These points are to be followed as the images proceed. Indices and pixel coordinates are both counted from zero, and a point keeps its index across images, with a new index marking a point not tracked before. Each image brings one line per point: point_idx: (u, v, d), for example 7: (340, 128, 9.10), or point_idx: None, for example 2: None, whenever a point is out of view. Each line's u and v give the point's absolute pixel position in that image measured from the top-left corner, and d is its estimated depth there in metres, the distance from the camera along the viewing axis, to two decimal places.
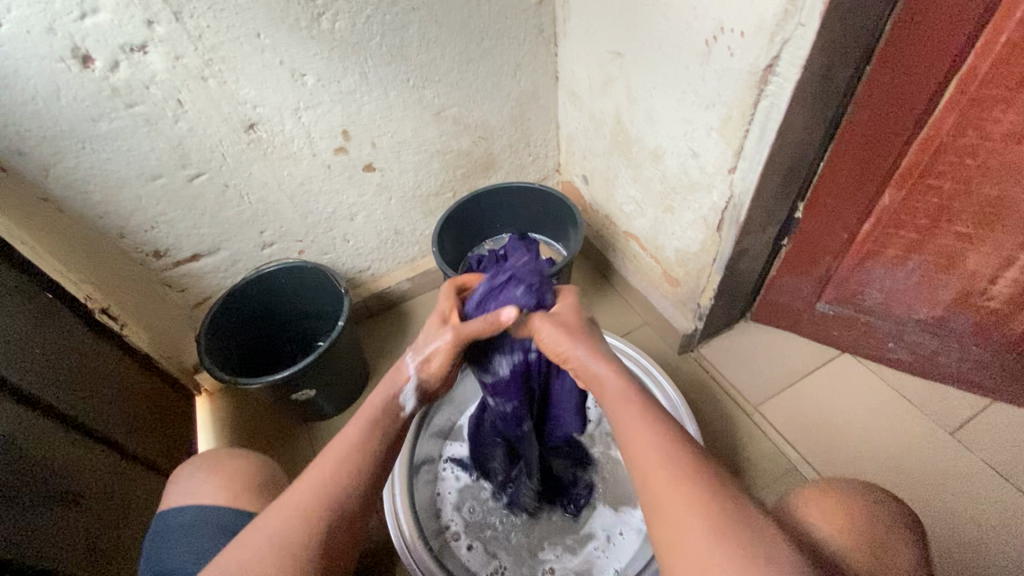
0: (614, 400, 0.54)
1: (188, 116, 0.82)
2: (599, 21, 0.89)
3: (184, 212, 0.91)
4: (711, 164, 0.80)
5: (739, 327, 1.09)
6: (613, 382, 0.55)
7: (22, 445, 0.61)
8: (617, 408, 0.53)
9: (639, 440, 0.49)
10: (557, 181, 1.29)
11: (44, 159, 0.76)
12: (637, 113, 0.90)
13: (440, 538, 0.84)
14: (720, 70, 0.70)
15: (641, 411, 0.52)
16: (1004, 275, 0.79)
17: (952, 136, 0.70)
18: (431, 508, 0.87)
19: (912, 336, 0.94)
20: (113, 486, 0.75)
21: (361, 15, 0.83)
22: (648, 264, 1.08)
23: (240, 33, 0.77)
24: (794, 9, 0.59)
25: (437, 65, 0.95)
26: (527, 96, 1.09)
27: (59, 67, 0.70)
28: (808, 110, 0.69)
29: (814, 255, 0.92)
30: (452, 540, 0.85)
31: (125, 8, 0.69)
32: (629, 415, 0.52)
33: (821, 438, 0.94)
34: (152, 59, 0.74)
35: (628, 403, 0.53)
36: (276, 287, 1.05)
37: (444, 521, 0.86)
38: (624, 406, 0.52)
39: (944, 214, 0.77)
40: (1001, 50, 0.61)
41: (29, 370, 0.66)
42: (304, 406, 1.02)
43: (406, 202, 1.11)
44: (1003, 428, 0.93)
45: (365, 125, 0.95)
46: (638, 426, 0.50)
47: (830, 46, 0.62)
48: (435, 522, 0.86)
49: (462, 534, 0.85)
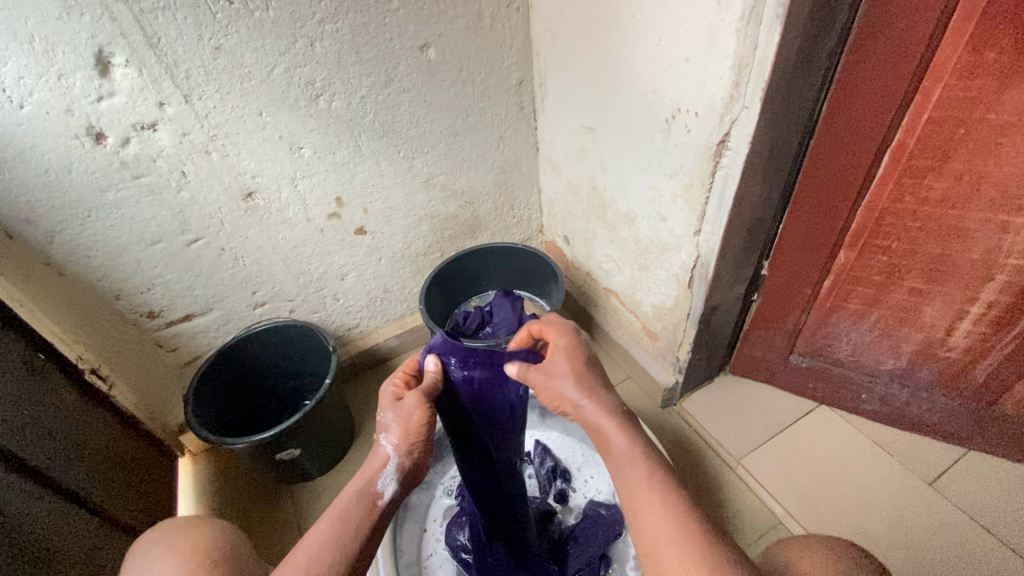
0: (623, 461, 0.56)
1: (190, 185, 0.87)
2: (573, 102, 0.98)
3: (180, 275, 0.95)
4: (678, 227, 0.86)
5: (718, 381, 1.12)
6: (621, 450, 0.57)
7: (4, 511, 0.61)
8: (623, 477, 0.56)
9: (653, 521, 0.51)
10: (541, 241, 1.36)
11: (51, 227, 0.81)
12: (610, 180, 0.97)
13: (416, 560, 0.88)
14: (680, 144, 0.78)
15: (649, 475, 0.54)
16: (959, 327, 0.84)
17: (892, 202, 0.76)
18: (421, 507, 0.94)
19: (883, 387, 0.98)
20: (90, 551, 0.73)
21: (356, 96, 0.91)
22: (628, 319, 1.12)
23: (244, 112, 0.84)
24: (738, 94, 0.67)
25: (426, 138, 1.03)
26: (510, 164, 1.17)
27: (74, 144, 0.76)
28: (759, 180, 0.76)
29: (783, 310, 0.96)
30: (425, 534, 0.91)
31: (140, 92, 0.76)
32: (639, 485, 0.54)
33: (804, 492, 0.95)
34: (161, 135, 0.81)
35: (632, 461, 0.56)
36: (265, 346, 1.07)
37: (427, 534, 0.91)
38: (630, 467, 0.55)
39: (896, 271, 0.82)
40: (923, 128, 0.69)
41: (22, 435, 0.68)
42: (287, 465, 1.01)
43: (395, 262, 1.17)
44: (981, 478, 0.94)
45: (358, 192, 1.02)
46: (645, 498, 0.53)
47: (773, 124, 0.69)
48: (418, 506, 0.94)
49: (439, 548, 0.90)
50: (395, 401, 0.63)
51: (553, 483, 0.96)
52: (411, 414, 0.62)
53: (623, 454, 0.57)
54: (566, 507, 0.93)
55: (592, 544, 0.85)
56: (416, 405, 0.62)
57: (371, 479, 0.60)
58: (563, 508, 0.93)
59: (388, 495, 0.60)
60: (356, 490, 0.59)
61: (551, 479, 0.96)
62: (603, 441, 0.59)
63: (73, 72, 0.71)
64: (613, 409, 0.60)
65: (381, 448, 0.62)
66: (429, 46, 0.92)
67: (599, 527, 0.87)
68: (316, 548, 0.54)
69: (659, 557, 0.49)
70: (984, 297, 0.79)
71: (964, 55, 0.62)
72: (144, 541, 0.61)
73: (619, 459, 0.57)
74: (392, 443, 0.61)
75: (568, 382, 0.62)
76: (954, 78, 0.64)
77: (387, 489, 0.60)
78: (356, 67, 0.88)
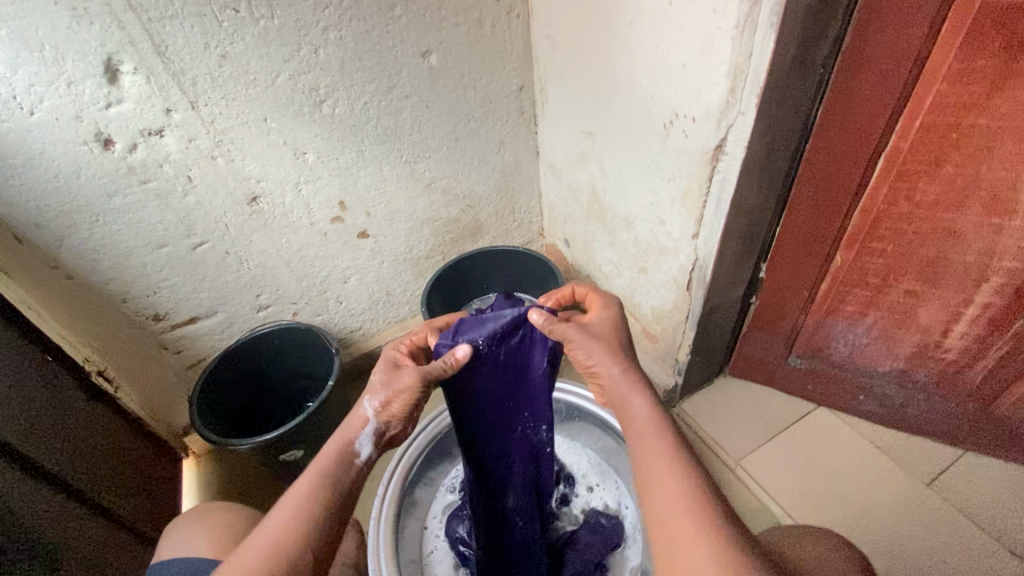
0: (643, 429, 0.58)
1: (196, 190, 0.89)
2: (572, 107, 1.00)
3: (185, 278, 0.96)
4: (676, 230, 0.87)
5: (717, 382, 1.13)
6: (643, 419, 0.59)
7: (15, 511, 0.62)
8: (642, 444, 0.57)
9: (671, 496, 0.52)
10: (542, 244, 1.37)
11: (59, 231, 0.82)
12: (609, 184, 0.99)
13: (417, 558, 0.90)
14: (678, 148, 0.79)
15: (668, 444, 0.56)
16: (955, 329, 0.85)
17: (887, 205, 0.77)
18: (423, 507, 0.95)
19: (881, 389, 0.99)
20: (95, 550, 0.74)
21: (359, 102, 0.92)
22: (628, 321, 1.13)
23: (249, 118, 0.86)
24: (734, 100, 0.68)
25: (428, 143, 1.04)
26: (511, 168, 1.18)
27: (82, 150, 0.78)
28: (756, 184, 0.77)
29: (781, 312, 0.97)
30: (426, 532, 0.93)
31: (147, 98, 0.78)
32: (659, 452, 0.55)
33: (802, 493, 0.96)
34: (168, 141, 0.83)
35: (657, 440, 0.56)
36: (269, 348, 1.09)
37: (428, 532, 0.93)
38: (651, 442, 0.57)
39: (892, 273, 0.83)
40: (917, 133, 0.70)
41: (32, 436, 0.70)
42: (290, 466, 1.02)
43: (397, 265, 1.18)
44: (979, 478, 0.95)
45: (360, 197, 1.03)
46: (661, 463, 0.55)
47: (768, 130, 0.70)
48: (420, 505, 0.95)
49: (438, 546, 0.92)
50: (391, 373, 0.65)
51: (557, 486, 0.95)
52: (403, 392, 0.63)
53: (645, 422, 0.58)
54: (568, 509, 0.93)
55: (589, 553, 0.85)
56: (411, 382, 0.63)
57: (350, 438, 0.62)
58: (565, 510, 0.92)
59: (365, 456, 0.62)
60: (334, 448, 0.61)
61: (555, 481, 0.95)
62: (625, 409, 0.61)
63: (82, 80, 0.73)
64: (640, 381, 0.61)
65: (362, 412, 0.64)
66: (431, 53, 0.94)
67: (598, 537, 0.86)
68: (299, 500, 0.56)
69: (675, 532, 0.50)
70: (979, 299, 0.80)
71: (955, 62, 0.63)
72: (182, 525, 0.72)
73: (640, 426, 0.58)
74: (375, 408, 0.63)
75: (603, 352, 0.62)
76: (946, 84, 0.65)
77: (363, 450, 0.62)
78: (359, 74, 0.90)
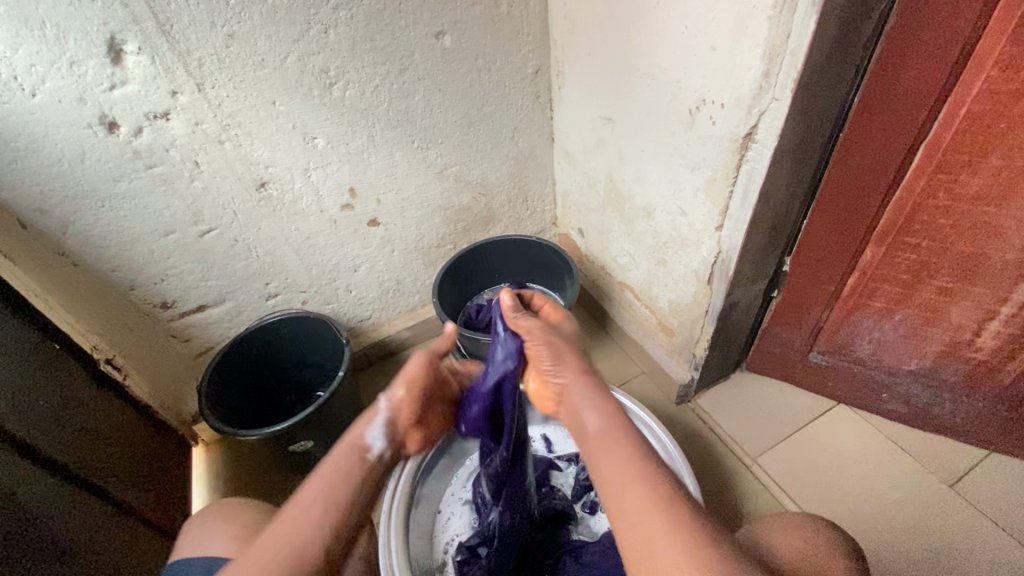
0: (601, 442, 0.55)
1: (203, 176, 0.86)
2: (590, 92, 0.96)
3: (193, 265, 0.94)
4: (698, 222, 0.84)
5: (734, 377, 1.11)
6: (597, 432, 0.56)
7: (26, 503, 0.62)
8: (603, 454, 0.54)
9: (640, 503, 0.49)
10: (554, 234, 1.34)
11: (65, 217, 0.80)
12: (628, 173, 0.95)
13: (425, 534, 0.91)
14: (703, 136, 0.76)
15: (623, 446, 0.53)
16: (989, 327, 0.82)
17: (924, 198, 0.74)
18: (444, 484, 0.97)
19: (905, 387, 0.96)
20: (105, 541, 0.73)
21: (370, 84, 0.89)
22: (643, 314, 1.10)
23: (257, 101, 0.83)
24: (767, 86, 0.64)
25: (440, 128, 1.01)
26: (525, 155, 1.15)
27: (87, 133, 0.75)
28: (786, 175, 0.73)
29: (804, 308, 0.94)
30: (439, 516, 0.94)
31: (152, 80, 0.75)
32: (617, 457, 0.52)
33: (821, 492, 0.94)
34: (173, 125, 0.80)
35: (618, 444, 0.54)
36: (277, 338, 1.07)
37: (441, 513, 0.94)
38: (610, 449, 0.54)
39: (925, 269, 0.80)
40: (962, 121, 0.66)
41: (39, 425, 0.68)
42: (301, 458, 1.02)
43: (408, 254, 1.15)
44: (1005, 481, 0.92)
45: (371, 183, 1.00)
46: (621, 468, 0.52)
47: (803, 117, 0.67)
48: (441, 482, 0.97)
49: (447, 529, 0.92)
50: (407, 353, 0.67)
51: (587, 493, 0.94)
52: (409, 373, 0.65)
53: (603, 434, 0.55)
54: (591, 519, 0.92)
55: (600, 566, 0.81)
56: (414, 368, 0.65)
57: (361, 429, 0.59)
58: (586, 519, 0.92)
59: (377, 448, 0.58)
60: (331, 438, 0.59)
61: (587, 488, 0.94)
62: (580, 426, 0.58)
63: (85, 60, 0.70)
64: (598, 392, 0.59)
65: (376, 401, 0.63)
66: (445, 33, 0.90)
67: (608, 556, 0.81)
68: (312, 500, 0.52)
69: (647, 545, 0.47)
70: (1016, 298, 0.76)
71: (1008, 46, 0.59)
72: (204, 521, 0.70)
73: (595, 441, 0.55)
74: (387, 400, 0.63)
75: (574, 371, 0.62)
76: (997, 70, 0.61)
77: (375, 444, 0.58)
78: (370, 55, 0.86)
